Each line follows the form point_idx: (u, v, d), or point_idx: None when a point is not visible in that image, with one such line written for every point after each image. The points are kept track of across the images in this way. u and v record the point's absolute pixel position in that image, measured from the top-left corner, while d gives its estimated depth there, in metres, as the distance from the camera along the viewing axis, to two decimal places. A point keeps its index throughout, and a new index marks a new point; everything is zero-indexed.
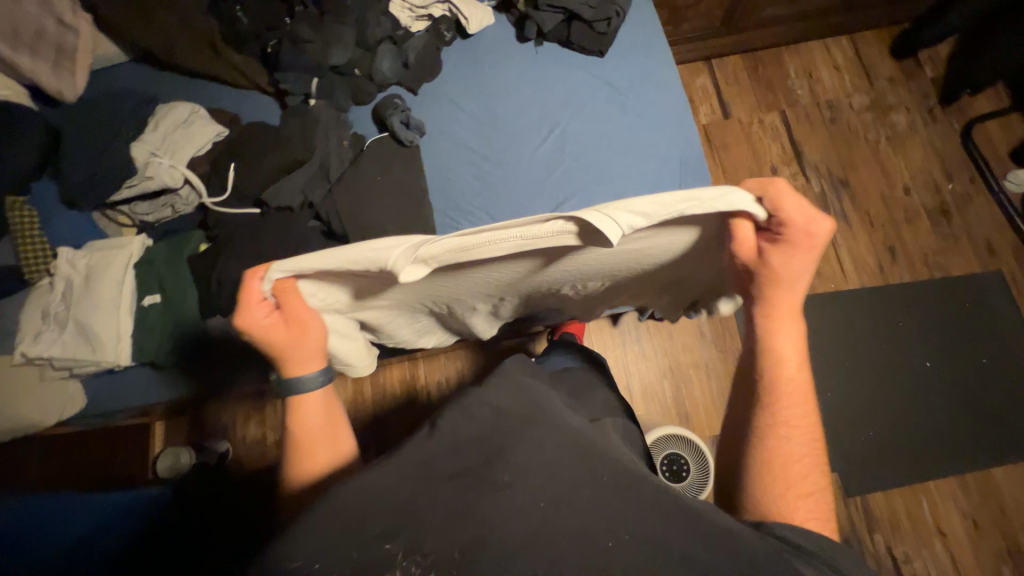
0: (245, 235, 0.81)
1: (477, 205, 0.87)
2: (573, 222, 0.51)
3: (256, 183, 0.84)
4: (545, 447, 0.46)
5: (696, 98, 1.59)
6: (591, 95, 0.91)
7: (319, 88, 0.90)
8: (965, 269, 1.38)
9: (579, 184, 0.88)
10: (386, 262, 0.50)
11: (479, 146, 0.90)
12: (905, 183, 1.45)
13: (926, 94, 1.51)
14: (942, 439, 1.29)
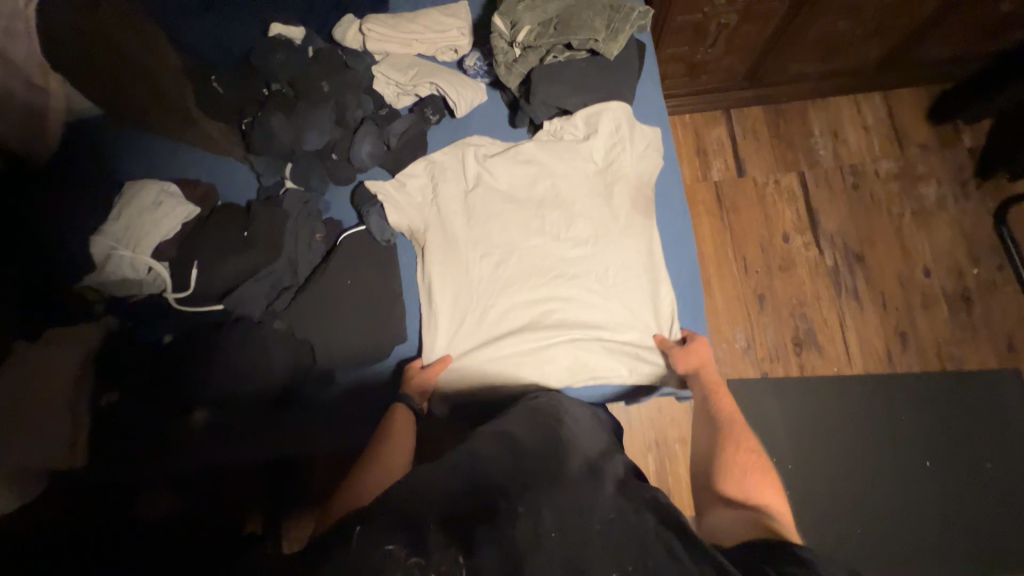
0: (206, 336, 0.79)
1: (479, 294, 0.84)
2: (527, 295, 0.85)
3: (222, 280, 0.82)
4: (559, 492, 0.59)
5: (710, 151, 1.49)
6: (606, 221, 0.86)
7: (293, 173, 0.86)
8: (981, 363, 1.31)
9: (578, 270, 0.85)
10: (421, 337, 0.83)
11: (483, 230, 0.86)
12: (926, 264, 1.37)
13: (962, 166, 1.41)
14: (936, 546, 1.22)
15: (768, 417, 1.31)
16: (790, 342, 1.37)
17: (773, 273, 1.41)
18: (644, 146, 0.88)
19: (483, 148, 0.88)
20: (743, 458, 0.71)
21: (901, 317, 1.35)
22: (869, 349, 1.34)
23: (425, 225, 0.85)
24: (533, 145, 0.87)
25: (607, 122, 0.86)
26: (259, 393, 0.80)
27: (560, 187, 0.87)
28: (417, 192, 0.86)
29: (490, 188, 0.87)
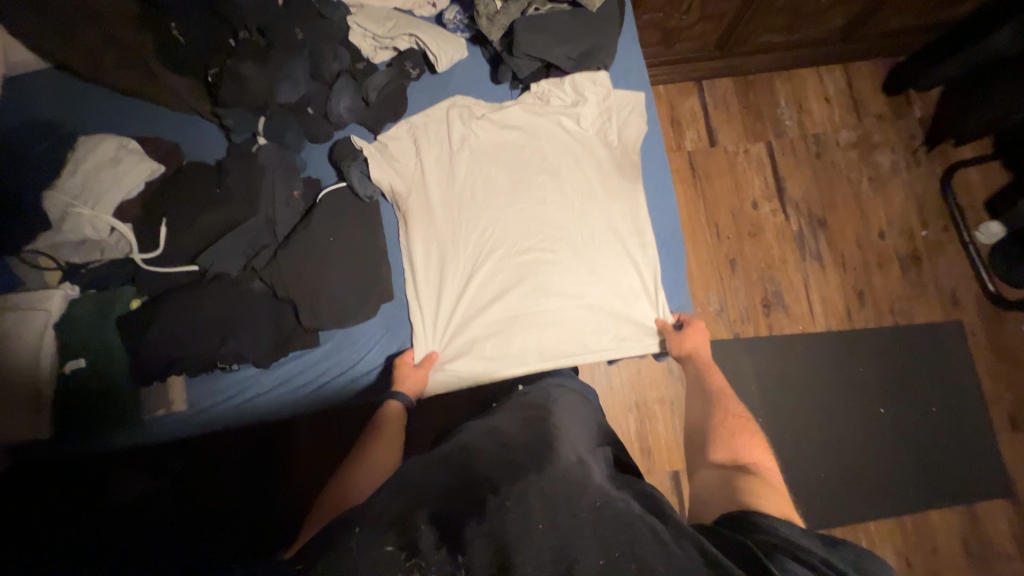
0: (179, 298, 0.75)
1: (464, 249, 0.84)
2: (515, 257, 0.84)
3: (192, 239, 0.77)
4: (549, 477, 0.59)
5: (684, 120, 1.52)
6: (593, 189, 0.86)
7: (266, 127, 0.82)
8: (929, 317, 1.42)
9: (566, 232, 0.85)
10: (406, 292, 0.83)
11: (466, 190, 0.85)
12: (881, 227, 1.46)
13: (913, 135, 1.50)
14: (888, 484, 1.33)
15: (739, 373, 1.38)
16: (760, 303, 1.43)
17: (744, 238, 1.47)
18: (635, 117, 0.88)
19: (472, 108, 0.87)
20: (732, 425, 0.78)
21: (859, 277, 1.44)
22: (831, 308, 1.43)
23: (407, 186, 0.84)
24: (522, 109, 0.87)
25: (596, 88, 0.87)
26: (239, 358, 0.76)
27: (547, 152, 0.86)
28: (403, 154, 0.85)
29: (478, 152, 0.86)
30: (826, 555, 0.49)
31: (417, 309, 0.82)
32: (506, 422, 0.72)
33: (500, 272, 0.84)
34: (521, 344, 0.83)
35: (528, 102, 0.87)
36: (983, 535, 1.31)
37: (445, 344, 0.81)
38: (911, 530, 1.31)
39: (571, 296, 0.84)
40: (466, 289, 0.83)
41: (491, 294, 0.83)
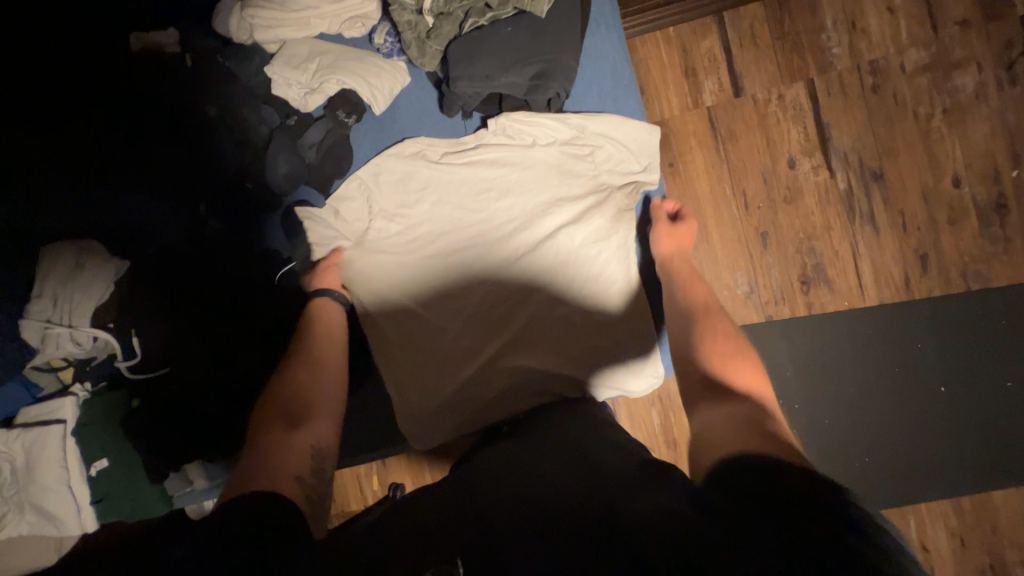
0: (173, 394, 0.80)
1: (427, 258, 0.80)
2: (480, 242, 0.80)
3: (167, 339, 0.79)
4: (559, 520, 0.50)
5: (700, 69, 1.27)
6: (571, 229, 0.80)
7: (212, 205, 0.80)
8: (1011, 277, 1.19)
9: (539, 262, 0.80)
10: (352, 229, 0.79)
11: (426, 228, 0.80)
12: (956, 172, 1.19)
13: (1009, 42, 1.16)
14: (944, 464, 1.22)
15: (772, 360, 1.27)
16: (797, 280, 1.27)
17: (778, 206, 1.27)
18: (621, 149, 0.81)
19: (429, 150, 0.79)
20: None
21: (923, 237, 1.22)
22: (884, 277, 1.24)
23: (369, 255, 0.80)
24: (485, 147, 0.79)
25: (566, 128, 0.79)
26: (238, 437, 0.82)
27: (517, 192, 0.80)
28: (355, 216, 0.79)
29: (440, 199, 0.80)
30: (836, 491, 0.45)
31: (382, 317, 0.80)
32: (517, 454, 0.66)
33: (465, 248, 0.80)
34: (504, 405, 0.79)
35: (492, 139, 0.80)
36: None
37: (416, 356, 0.80)
38: (969, 510, 1.22)
39: (557, 340, 0.80)
40: (428, 261, 0.80)
41: (455, 266, 0.80)
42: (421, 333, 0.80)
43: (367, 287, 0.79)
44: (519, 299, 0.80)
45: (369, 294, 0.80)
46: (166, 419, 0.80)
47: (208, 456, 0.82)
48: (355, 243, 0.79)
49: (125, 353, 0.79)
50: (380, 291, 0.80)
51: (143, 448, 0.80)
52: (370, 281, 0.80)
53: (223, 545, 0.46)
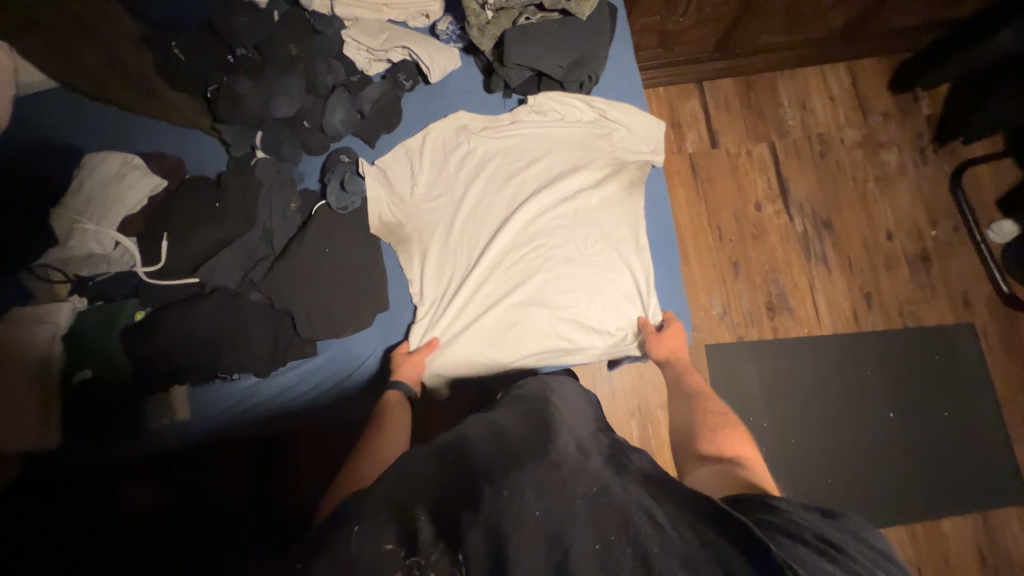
0: (180, 310, 0.78)
1: (457, 204, 0.88)
2: (507, 197, 0.89)
3: (192, 254, 0.79)
4: (547, 467, 0.58)
5: (684, 122, 1.51)
6: (589, 193, 0.90)
7: (263, 141, 0.84)
8: (939, 320, 1.38)
9: (558, 218, 0.88)
10: (392, 166, 0.87)
11: (461, 178, 0.89)
12: (888, 228, 1.43)
13: (921, 133, 1.47)
14: (898, 490, 1.30)
15: (742, 378, 1.36)
16: (764, 307, 1.41)
17: (747, 241, 1.45)
18: (635, 131, 0.94)
19: (471, 123, 0.91)
20: (713, 422, 0.80)
21: (866, 279, 1.41)
22: (837, 311, 1.40)
23: (407, 194, 0.88)
24: (519, 122, 0.91)
25: (590, 110, 0.93)
26: (238, 368, 0.79)
27: (546, 168, 0.91)
28: (398, 160, 0.88)
29: (477, 165, 0.90)
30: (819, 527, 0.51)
31: (409, 253, 0.86)
32: (507, 417, 0.70)
33: (494, 200, 0.89)
34: (512, 348, 0.84)
35: (525, 118, 0.92)
36: (999, 544, 1.27)
37: (436, 292, 0.85)
38: (923, 538, 1.27)
39: (570, 291, 0.86)
40: (458, 206, 0.88)
41: (482, 215, 0.88)
42: (443, 271, 0.86)
43: (400, 220, 0.87)
44: (537, 250, 0.87)
45: (402, 229, 0.87)
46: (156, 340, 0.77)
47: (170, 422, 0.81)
48: (397, 182, 0.88)
49: (142, 262, 0.79)
50: (411, 227, 0.87)
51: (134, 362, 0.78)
52: (405, 216, 0.87)
53: None
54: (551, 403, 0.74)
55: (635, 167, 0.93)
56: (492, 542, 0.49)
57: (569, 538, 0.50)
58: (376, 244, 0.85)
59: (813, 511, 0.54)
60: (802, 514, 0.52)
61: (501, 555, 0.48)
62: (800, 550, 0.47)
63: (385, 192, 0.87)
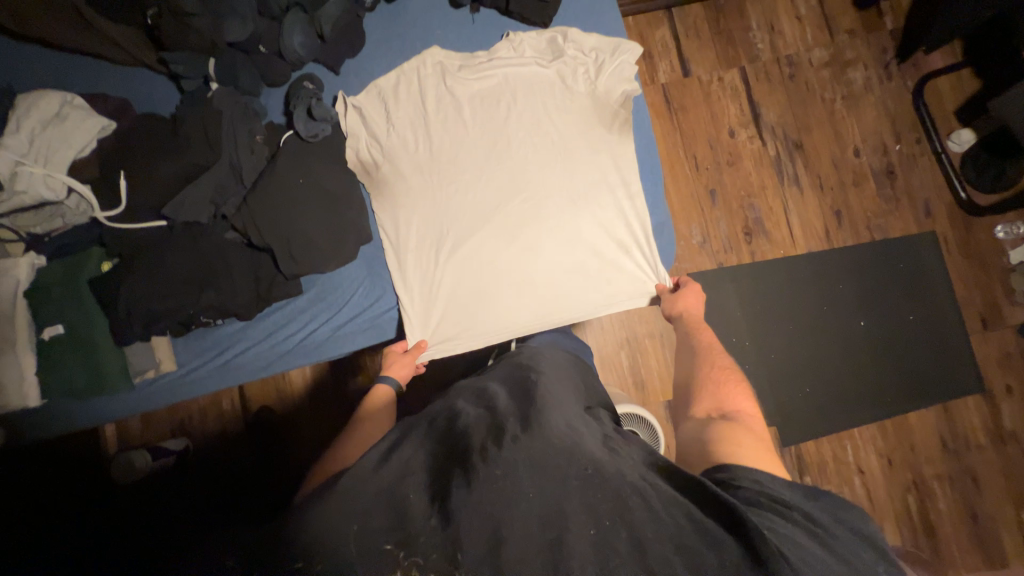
0: (148, 251, 0.74)
1: (436, 146, 0.83)
2: (489, 147, 0.84)
3: (154, 195, 0.74)
4: (538, 443, 0.59)
5: (655, 52, 1.48)
6: (575, 139, 0.85)
7: (217, 70, 0.79)
8: (903, 231, 1.45)
9: (545, 168, 0.84)
10: (363, 101, 0.82)
11: (437, 118, 0.84)
12: (856, 146, 1.47)
13: (885, 48, 1.49)
14: (869, 391, 1.39)
15: (724, 303, 1.41)
16: (741, 232, 1.45)
17: (722, 169, 1.47)
18: (620, 62, 0.85)
19: (446, 62, 0.85)
20: (718, 378, 0.86)
21: (836, 197, 1.46)
22: (810, 230, 1.45)
23: (381, 132, 0.83)
24: (496, 60, 0.85)
25: (574, 47, 0.86)
26: (223, 312, 0.76)
27: (526, 114, 0.85)
28: (368, 96, 0.83)
29: (454, 108, 0.84)
30: (808, 510, 0.57)
31: (390, 201, 0.82)
32: (496, 385, 0.76)
33: (475, 148, 0.84)
34: (505, 305, 0.84)
35: (503, 54, 0.86)
36: (958, 430, 1.38)
37: (422, 244, 0.83)
38: (892, 432, 1.38)
39: (562, 242, 0.84)
40: (438, 151, 0.83)
41: (464, 162, 0.83)
42: (428, 223, 0.83)
43: (375, 154, 0.83)
44: (526, 201, 0.84)
45: (380, 171, 0.82)
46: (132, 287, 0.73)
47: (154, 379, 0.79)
48: (370, 118, 0.82)
49: (102, 208, 0.74)
50: (389, 169, 0.83)
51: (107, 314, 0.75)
52: (381, 155, 0.82)
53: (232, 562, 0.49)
54: (543, 368, 0.78)
55: (617, 105, 0.85)
56: (485, 525, 0.51)
57: (565, 522, 0.51)
58: (354, 184, 0.81)
59: (791, 489, 0.60)
60: (775, 489, 0.59)
61: (495, 538, 0.50)
62: (776, 522, 0.54)
63: (359, 130, 0.82)
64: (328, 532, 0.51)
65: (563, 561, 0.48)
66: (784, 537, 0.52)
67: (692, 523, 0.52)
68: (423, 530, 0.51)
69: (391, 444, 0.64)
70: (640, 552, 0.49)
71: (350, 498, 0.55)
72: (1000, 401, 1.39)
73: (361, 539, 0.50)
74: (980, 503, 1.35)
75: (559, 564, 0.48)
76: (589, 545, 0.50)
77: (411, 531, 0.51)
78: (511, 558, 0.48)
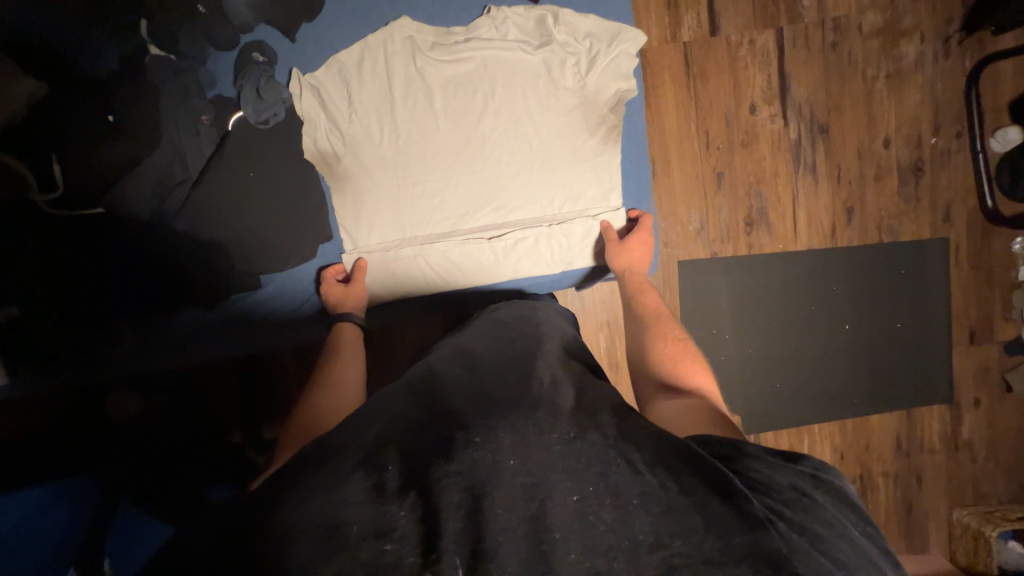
0: (138, 231, 0.96)
1: (402, 132, 1.03)
2: (468, 128, 1.05)
3: (130, 183, 0.94)
4: (519, 417, 0.61)
5: (682, 1, 1.28)
6: (546, 124, 1.06)
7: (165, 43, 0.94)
8: (915, 234, 1.36)
9: (513, 150, 1.06)
10: (324, 85, 0.99)
11: (399, 107, 1.02)
12: (887, 135, 1.33)
13: (950, 19, 1.29)
14: (838, 390, 1.41)
15: (712, 294, 1.37)
16: (742, 221, 1.36)
17: (735, 149, 1.34)
18: (618, 54, 1.05)
19: (420, 44, 1.02)
20: (674, 346, 0.91)
21: (852, 192, 1.35)
22: (816, 225, 1.36)
23: (347, 119, 1.01)
24: (473, 45, 1.02)
25: (562, 28, 1.04)
26: (216, 272, 1.00)
27: (504, 98, 1.04)
28: (335, 91, 1.00)
29: (421, 84, 1.02)
30: (811, 489, 0.58)
31: (354, 179, 1.03)
32: (475, 345, 0.83)
33: (450, 130, 1.04)
34: (457, 269, 1.08)
35: (484, 34, 1.03)
36: (915, 434, 1.42)
37: (383, 217, 1.05)
38: (852, 431, 1.42)
39: (517, 215, 1.08)
40: (401, 136, 1.03)
41: (432, 144, 1.04)
42: (393, 196, 1.05)
43: (335, 142, 1.01)
44: (496, 176, 1.07)
45: (343, 157, 1.02)
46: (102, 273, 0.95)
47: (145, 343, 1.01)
48: (337, 108, 1.00)
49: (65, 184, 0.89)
50: (350, 157, 1.02)
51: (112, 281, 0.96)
52: (348, 141, 1.01)
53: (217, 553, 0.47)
54: (500, 321, 0.94)
55: (609, 105, 1.07)
56: (468, 492, 0.51)
57: (549, 492, 0.52)
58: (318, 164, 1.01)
59: (774, 452, 0.63)
60: (757, 452, 0.62)
61: (477, 506, 0.50)
62: (766, 483, 0.57)
63: (327, 118, 1.00)
64: (307, 520, 0.48)
65: (545, 535, 0.49)
66: (776, 506, 0.54)
67: (681, 486, 0.54)
68: (404, 510, 0.49)
69: (373, 411, 0.64)
70: (628, 523, 0.50)
71: (331, 480, 0.52)
72: (965, 412, 1.42)
73: (345, 521, 0.48)
74: (918, 498, 1.43)
75: (543, 538, 0.49)
76: (577, 520, 0.51)
77: (395, 505, 0.50)
78: (496, 532, 0.49)
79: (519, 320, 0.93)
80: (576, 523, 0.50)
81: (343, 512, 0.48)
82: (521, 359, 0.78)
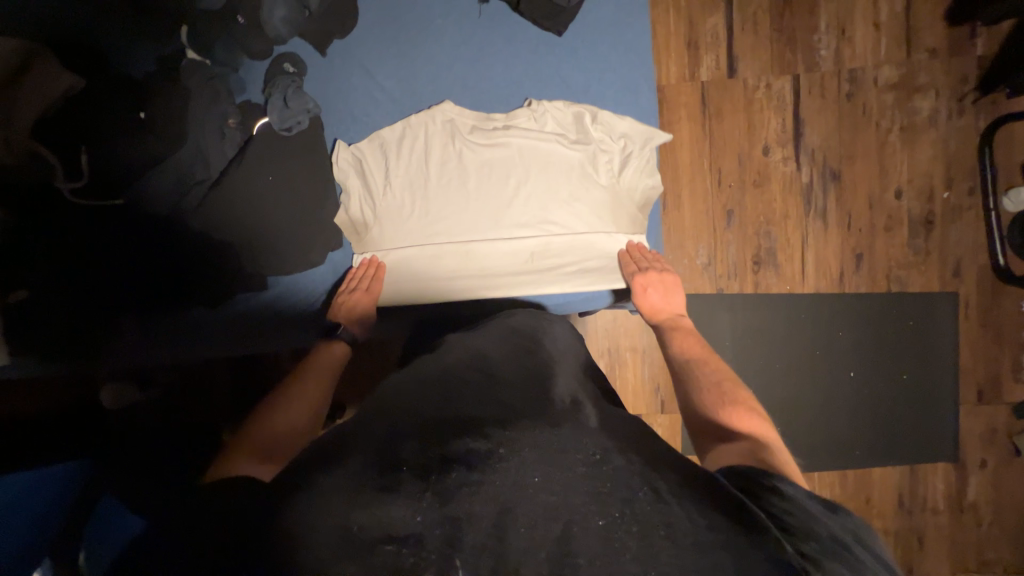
0: (165, 197, 0.99)
1: (429, 208, 1.06)
2: (500, 179, 1.06)
3: (152, 180, 0.99)
4: (545, 429, 0.58)
5: (702, 42, 1.32)
6: (577, 211, 1.07)
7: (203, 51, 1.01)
8: (924, 286, 1.35)
9: (540, 204, 1.06)
10: (361, 156, 1.04)
11: (428, 184, 1.05)
12: (899, 186, 1.34)
13: (965, 78, 1.32)
14: (842, 441, 1.37)
15: (715, 332, 1.36)
16: (750, 260, 1.36)
17: (746, 188, 1.35)
18: (647, 152, 1.10)
19: (458, 123, 1.06)
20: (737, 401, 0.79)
21: (862, 239, 1.35)
22: (823, 270, 1.36)
23: (377, 186, 1.05)
24: (510, 131, 1.06)
25: (599, 127, 1.09)
26: (246, 250, 1.01)
27: (537, 182, 1.06)
28: (372, 165, 1.05)
29: (456, 164, 1.06)
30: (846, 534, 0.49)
31: (378, 249, 1.07)
32: (494, 346, 0.81)
33: (479, 198, 1.06)
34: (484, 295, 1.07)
35: (522, 121, 1.08)
36: (917, 492, 1.38)
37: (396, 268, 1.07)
38: (851, 484, 1.38)
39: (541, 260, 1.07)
40: (428, 210, 1.06)
41: (458, 218, 1.06)
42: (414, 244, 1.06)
43: (361, 206, 1.06)
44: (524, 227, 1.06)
45: (368, 220, 1.06)
46: (113, 267, 0.98)
47: (164, 311, 1.03)
48: (367, 179, 1.05)
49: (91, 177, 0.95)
50: (375, 223, 1.06)
51: (140, 251, 0.99)
52: (376, 207, 1.06)
53: (246, 523, 0.49)
54: (513, 318, 0.96)
55: (639, 203, 1.12)
56: (491, 508, 0.49)
57: (571, 513, 0.49)
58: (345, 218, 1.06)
59: (812, 498, 0.54)
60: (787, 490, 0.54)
61: (500, 521, 0.48)
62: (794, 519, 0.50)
63: (356, 186, 1.05)
64: (322, 510, 0.48)
65: (567, 559, 0.46)
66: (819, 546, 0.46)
67: (710, 520, 0.47)
68: (420, 516, 0.48)
69: (389, 409, 0.63)
70: (652, 553, 0.46)
71: (348, 482, 0.51)
72: (971, 474, 1.38)
73: (359, 524, 0.47)
74: (919, 560, 1.38)
75: (564, 561, 0.45)
76: (594, 550, 0.46)
77: (411, 509, 0.49)
78: (516, 551, 0.46)
79: (545, 330, 0.91)
80: (597, 556, 0.46)
81: (357, 521, 0.47)
82: (538, 367, 0.75)
